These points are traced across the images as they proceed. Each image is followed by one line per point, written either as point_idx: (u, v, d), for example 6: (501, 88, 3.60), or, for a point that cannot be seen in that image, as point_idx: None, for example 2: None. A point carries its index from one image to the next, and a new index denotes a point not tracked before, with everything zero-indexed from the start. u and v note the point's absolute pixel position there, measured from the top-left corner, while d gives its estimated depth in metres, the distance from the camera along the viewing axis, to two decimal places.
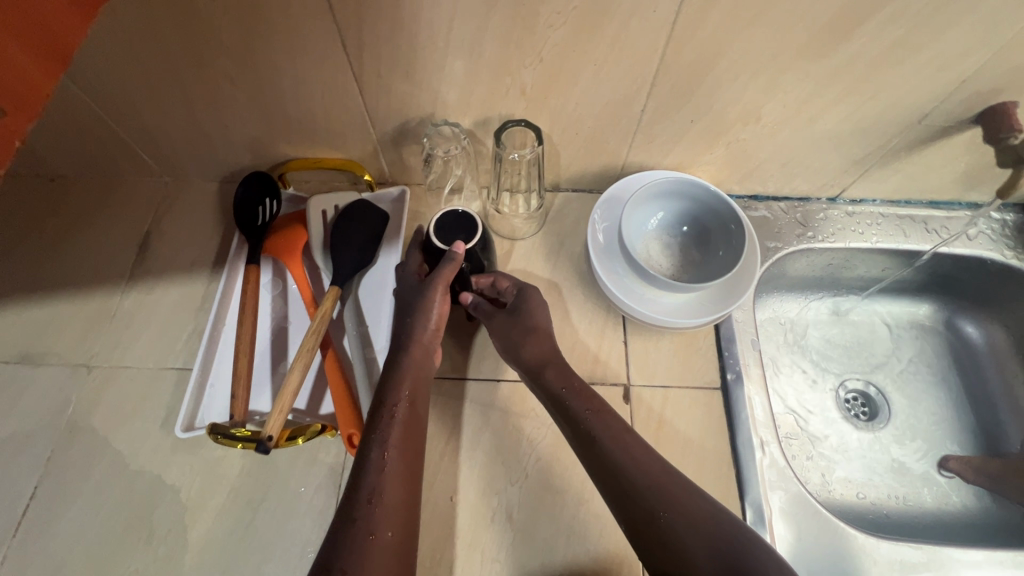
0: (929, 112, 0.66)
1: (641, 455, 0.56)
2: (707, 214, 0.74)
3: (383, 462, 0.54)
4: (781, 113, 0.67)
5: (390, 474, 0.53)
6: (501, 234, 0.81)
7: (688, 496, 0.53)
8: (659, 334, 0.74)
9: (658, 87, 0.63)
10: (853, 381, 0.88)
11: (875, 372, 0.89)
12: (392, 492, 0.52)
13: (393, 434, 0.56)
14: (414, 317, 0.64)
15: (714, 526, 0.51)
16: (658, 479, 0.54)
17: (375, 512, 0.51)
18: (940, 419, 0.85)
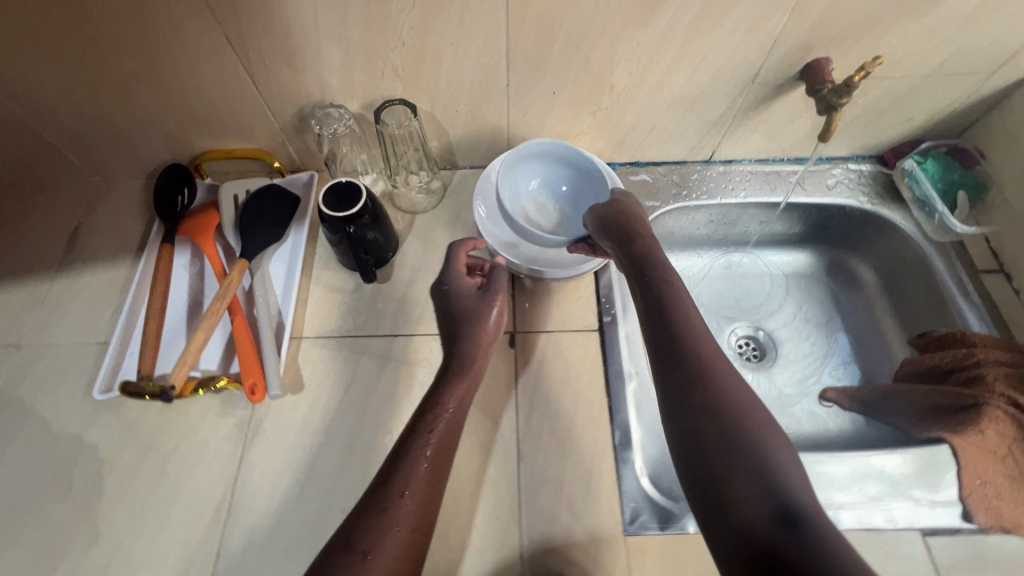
0: (758, 72, 0.75)
1: (726, 391, 0.50)
2: (575, 171, 0.86)
3: (426, 450, 0.57)
4: (629, 81, 0.76)
5: (427, 468, 0.56)
6: (402, 209, 0.89)
7: (773, 444, 0.46)
8: (544, 287, 0.81)
9: (512, 62, 0.72)
10: (745, 328, 0.96)
11: (766, 318, 0.96)
12: (425, 473, 0.56)
13: (441, 424, 0.61)
14: (472, 321, 0.70)
15: (777, 477, 0.44)
16: (743, 416, 0.48)
17: (405, 497, 0.53)
18: (822, 356, 0.92)
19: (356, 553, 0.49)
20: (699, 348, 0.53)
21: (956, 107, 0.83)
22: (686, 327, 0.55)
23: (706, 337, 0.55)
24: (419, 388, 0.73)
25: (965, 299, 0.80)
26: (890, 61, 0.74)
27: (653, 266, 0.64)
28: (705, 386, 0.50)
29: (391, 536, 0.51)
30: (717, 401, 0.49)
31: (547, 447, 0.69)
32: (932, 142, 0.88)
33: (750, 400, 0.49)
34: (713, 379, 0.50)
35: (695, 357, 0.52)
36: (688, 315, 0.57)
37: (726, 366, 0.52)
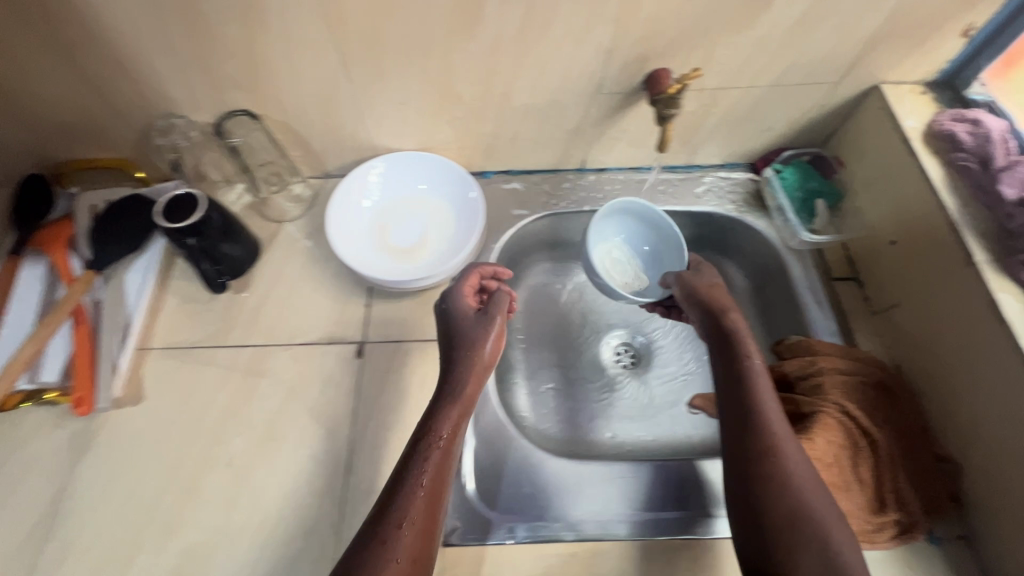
0: (601, 82, 0.75)
1: (794, 473, 0.59)
2: (443, 182, 0.87)
3: (423, 481, 0.57)
4: (474, 91, 0.76)
5: (421, 502, 0.56)
6: (270, 218, 0.88)
7: (811, 502, 0.57)
8: (400, 298, 0.81)
9: (350, 73, 0.72)
10: (625, 335, 0.96)
11: (645, 326, 0.97)
12: (423, 503, 0.56)
13: (445, 444, 0.61)
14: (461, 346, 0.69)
15: (836, 550, 0.54)
16: (795, 498, 0.57)
17: (409, 533, 0.54)
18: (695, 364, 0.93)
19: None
20: (768, 429, 0.62)
21: (814, 117, 0.84)
22: (756, 409, 0.63)
23: (777, 419, 0.63)
24: (259, 399, 0.73)
25: (815, 307, 0.80)
26: (731, 71, 0.74)
27: (736, 340, 0.71)
28: (773, 464, 0.59)
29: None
30: (776, 482, 0.58)
31: (377, 459, 0.69)
32: (795, 150, 0.88)
33: (812, 480, 0.59)
34: (775, 460, 0.59)
35: (769, 439, 0.61)
36: (751, 398, 0.65)
37: (793, 444, 0.61)
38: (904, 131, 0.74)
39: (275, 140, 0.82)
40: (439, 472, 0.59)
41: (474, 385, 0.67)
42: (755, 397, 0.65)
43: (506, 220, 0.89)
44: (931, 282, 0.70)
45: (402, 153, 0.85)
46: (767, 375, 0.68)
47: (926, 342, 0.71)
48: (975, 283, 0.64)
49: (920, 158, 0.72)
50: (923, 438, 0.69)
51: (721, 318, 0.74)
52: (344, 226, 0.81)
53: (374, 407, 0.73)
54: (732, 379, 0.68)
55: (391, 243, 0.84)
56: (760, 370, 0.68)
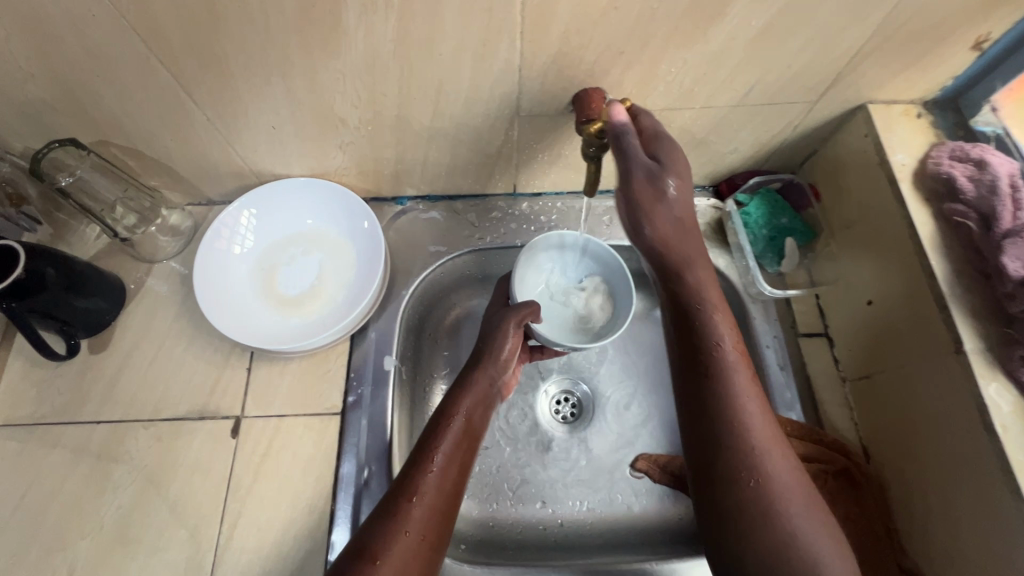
0: (518, 103, 0.60)
1: (780, 497, 0.47)
2: (342, 213, 0.73)
3: (430, 483, 0.54)
4: (360, 114, 0.61)
5: (432, 502, 0.54)
6: (141, 257, 0.74)
7: (805, 540, 0.45)
8: (287, 360, 0.69)
9: (194, 93, 0.57)
10: (567, 380, 0.81)
11: (590, 369, 0.81)
12: (431, 506, 0.53)
13: (445, 446, 0.58)
14: (488, 347, 0.65)
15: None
16: (783, 536, 0.45)
17: (410, 537, 0.51)
18: (646, 417, 0.78)
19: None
20: (741, 440, 0.49)
21: (788, 139, 0.69)
22: (730, 417, 0.50)
23: (756, 425, 0.50)
24: (112, 490, 0.62)
25: (778, 372, 0.68)
26: (679, 90, 0.59)
27: (696, 317, 0.55)
28: (753, 492, 0.47)
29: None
30: (773, 516, 0.46)
31: (244, 569, 0.59)
32: (765, 176, 0.74)
33: (801, 501, 0.47)
34: (757, 485, 0.47)
35: (746, 458, 0.48)
36: (724, 401, 0.51)
37: (777, 455, 0.49)
38: (890, 169, 0.60)
39: (114, 170, 0.67)
40: (452, 470, 0.56)
41: (491, 380, 0.64)
42: (731, 400, 0.51)
43: (420, 259, 0.75)
44: (905, 363, 0.58)
45: (276, 182, 0.71)
46: (741, 366, 0.53)
47: (896, 431, 0.60)
48: (961, 379, 0.52)
49: (907, 207, 0.58)
50: (886, 545, 0.58)
51: (683, 287, 0.56)
52: (214, 277, 0.68)
53: (247, 500, 0.62)
54: (698, 373, 0.53)
55: (278, 292, 0.71)
56: (732, 355, 0.53)
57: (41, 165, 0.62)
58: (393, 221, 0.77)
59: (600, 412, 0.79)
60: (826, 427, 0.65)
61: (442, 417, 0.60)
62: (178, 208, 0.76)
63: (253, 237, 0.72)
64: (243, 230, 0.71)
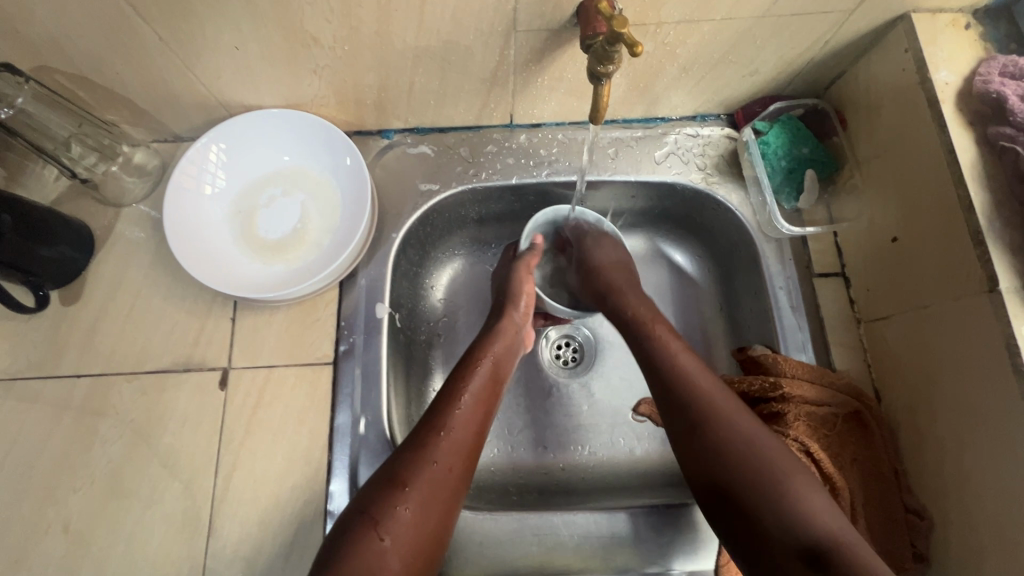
0: (514, 15, 0.52)
1: (733, 426, 0.50)
2: (323, 147, 0.66)
3: (458, 418, 0.53)
4: (334, 31, 0.53)
5: (460, 437, 0.52)
6: (105, 202, 0.68)
7: (739, 425, 0.50)
8: (273, 309, 0.65)
9: (140, 8, 0.49)
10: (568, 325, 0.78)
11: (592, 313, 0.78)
12: (459, 440, 0.52)
13: (474, 385, 0.56)
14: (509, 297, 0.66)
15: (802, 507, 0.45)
16: (743, 456, 0.48)
17: (439, 467, 0.49)
18: None
19: (370, 523, 0.45)
20: (679, 376, 0.55)
21: (816, 57, 0.62)
22: (686, 389, 0.53)
23: (699, 378, 0.54)
24: (100, 445, 0.60)
25: (789, 314, 0.65)
26: None
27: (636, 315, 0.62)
28: (710, 434, 0.50)
29: (403, 510, 0.46)
30: (727, 445, 0.49)
31: (243, 520, 0.58)
32: (787, 101, 0.68)
33: (754, 429, 0.50)
34: (712, 424, 0.50)
35: (700, 410, 0.52)
36: (672, 369, 0.55)
37: (725, 395, 0.53)
38: (931, 89, 0.54)
39: (63, 102, 0.60)
40: (480, 408, 0.55)
41: (515, 327, 0.64)
42: (677, 367, 0.55)
43: (410, 198, 0.70)
44: (929, 304, 0.55)
45: (249, 114, 0.64)
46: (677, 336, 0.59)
47: (912, 372, 0.57)
48: (990, 320, 0.49)
49: (948, 132, 0.53)
50: (892, 486, 0.57)
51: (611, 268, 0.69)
52: (188, 221, 0.63)
53: (241, 453, 0.60)
54: (660, 380, 0.56)
55: (259, 236, 0.65)
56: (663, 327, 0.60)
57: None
58: (379, 157, 0.71)
59: (602, 357, 0.76)
60: (837, 369, 0.63)
61: (470, 358, 0.59)
62: (142, 144, 0.70)
63: (225, 176, 0.66)
64: (213, 168, 0.65)
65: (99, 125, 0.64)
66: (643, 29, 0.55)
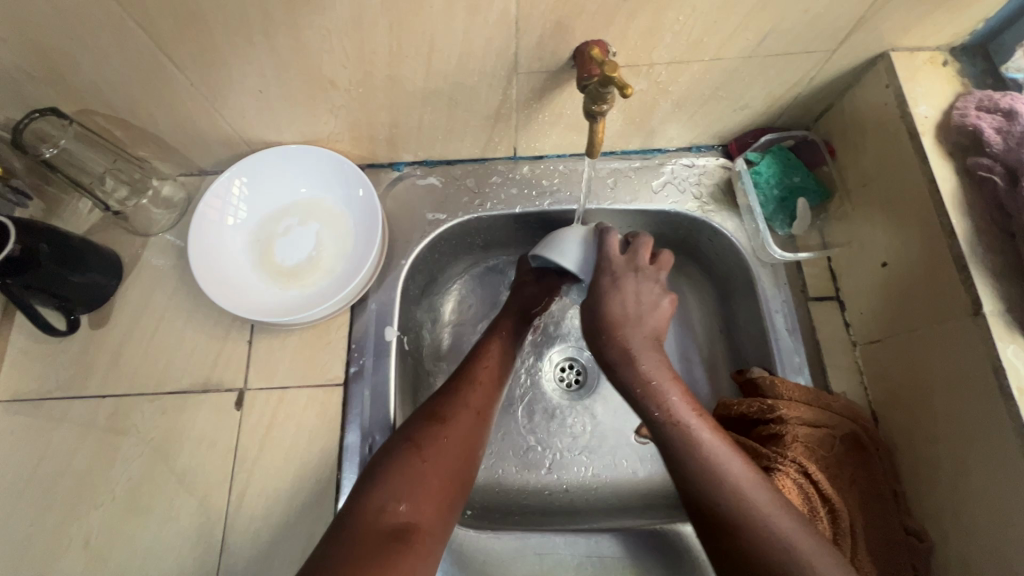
0: (515, 59, 0.56)
1: (776, 533, 0.46)
2: (337, 180, 0.71)
3: (472, 388, 0.60)
4: (350, 75, 0.58)
5: (473, 402, 0.58)
6: (133, 232, 0.72)
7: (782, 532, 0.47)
8: (287, 332, 0.68)
9: (175, 57, 0.54)
10: (571, 348, 0.80)
11: None
12: (471, 407, 0.58)
13: (486, 360, 0.63)
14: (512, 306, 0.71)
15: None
16: (792, 568, 0.45)
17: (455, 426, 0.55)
18: None
19: (395, 469, 0.50)
20: (717, 475, 0.50)
21: (802, 92, 0.65)
22: (721, 489, 0.49)
23: (733, 473, 0.50)
24: (121, 462, 0.63)
25: (785, 337, 0.67)
26: (687, 41, 0.55)
27: (652, 386, 0.56)
28: (751, 539, 0.47)
29: (425, 460, 0.52)
30: (760, 530, 0.47)
31: (254, 537, 0.60)
32: (778, 133, 0.71)
33: (801, 536, 0.46)
34: (754, 532, 0.47)
35: (740, 516, 0.48)
36: (699, 465, 0.51)
37: (763, 491, 0.49)
38: (912, 122, 0.57)
39: (100, 141, 0.65)
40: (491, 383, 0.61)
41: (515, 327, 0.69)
42: (708, 461, 0.51)
43: (418, 226, 0.73)
44: (918, 327, 0.57)
45: (269, 150, 0.68)
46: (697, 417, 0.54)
47: (907, 395, 0.59)
48: (976, 342, 0.50)
49: (928, 162, 0.55)
50: (892, 507, 0.58)
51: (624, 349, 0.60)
52: (212, 250, 0.67)
53: (254, 471, 0.62)
54: (687, 478, 0.51)
55: (276, 264, 0.69)
56: (683, 408, 0.55)
57: (23, 135, 0.60)
58: (390, 188, 0.75)
59: (603, 379, 0.78)
60: (833, 391, 0.64)
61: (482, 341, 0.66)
62: (170, 179, 0.75)
63: (246, 208, 0.70)
64: (234, 201, 0.69)
65: (130, 160, 0.69)
66: (636, 69, 0.59)
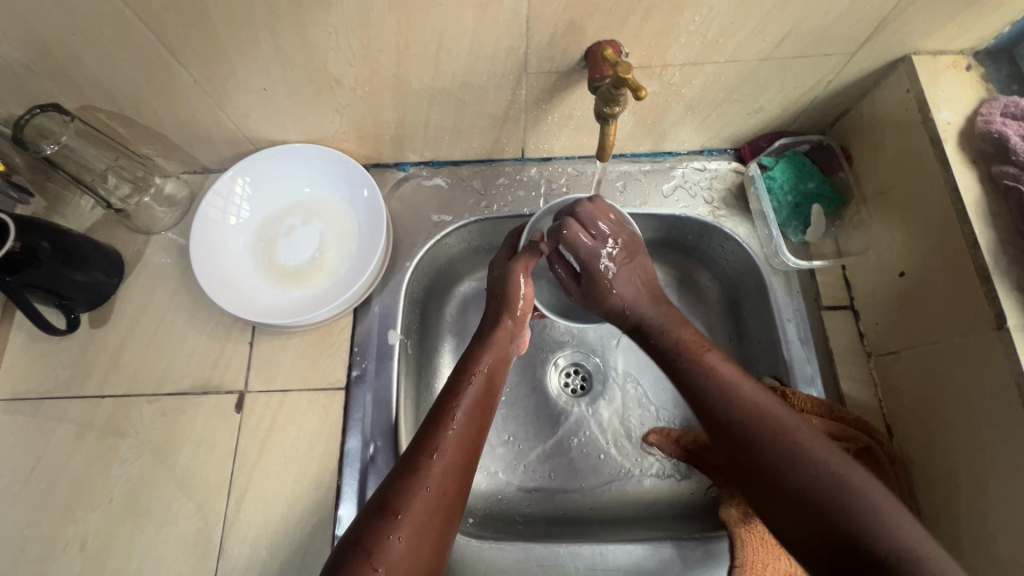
0: (525, 59, 0.55)
1: (793, 436, 0.48)
2: (343, 180, 0.70)
3: (451, 440, 0.53)
4: (356, 74, 0.57)
5: (452, 459, 0.52)
6: (135, 229, 0.71)
7: (798, 434, 0.49)
8: (289, 334, 0.67)
9: (179, 54, 0.53)
10: (577, 353, 0.78)
11: (601, 343, 0.78)
12: (452, 460, 0.52)
13: (466, 403, 0.56)
14: (504, 304, 0.64)
15: (883, 517, 0.43)
16: (809, 465, 0.47)
17: (431, 493, 0.49)
18: (658, 391, 0.76)
19: (363, 554, 0.44)
20: (727, 392, 0.53)
21: (819, 96, 0.63)
22: (730, 401, 0.52)
23: (744, 388, 0.53)
24: (120, 463, 0.62)
25: (798, 347, 0.65)
26: (703, 42, 0.54)
27: (664, 332, 0.60)
28: (766, 440, 0.49)
29: (396, 539, 0.46)
30: (778, 438, 0.49)
31: (253, 543, 0.59)
32: (792, 137, 0.69)
33: (819, 442, 0.48)
34: (770, 433, 0.49)
35: (757, 423, 0.50)
36: (714, 379, 0.54)
37: (775, 403, 0.52)
38: (934, 129, 0.55)
39: (102, 138, 0.64)
40: (471, 428, 0.55)
41: (506, 335, 0.63)
42: (725, 386, 0.53)
43: (424, 228, 0.72)
44: (937, 339, 0.55)
45: (273, 148, 0.67)
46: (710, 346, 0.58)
47: (925, 410, 0.57)
48: (999, 357, 0.49)
49: (951, 170, 0.54)
50: None
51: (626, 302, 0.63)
52: (214, 249, 0.66)
53: (254, 475, 0.61)
54: (704, 391, 0.54)
55: (279, 264, 0.68)
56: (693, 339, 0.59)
57: (24, 131, 0.59)
58: (396, 189, 0.74)
59: (609, 385, 0.76)
60: (847, 403, 0.62)
61: (461, 376, 0.59)
62: (173, 176, 0.74)
63: (250, 207, 0.69)
64: (237, 199, 0.68)
65: (131, 157, 0.68)
66: (649, 71, 0.57)
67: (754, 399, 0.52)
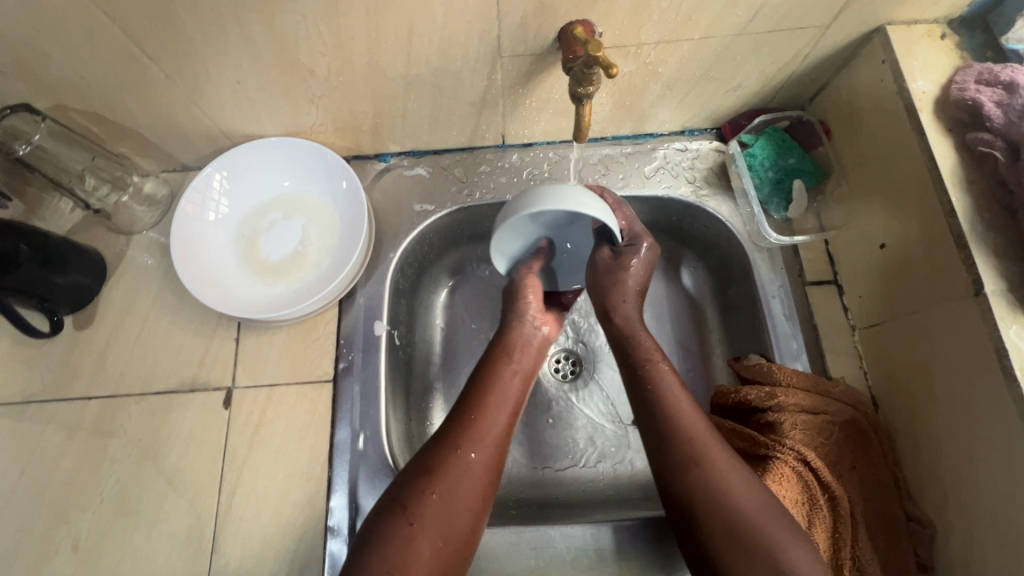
0: (498, 42, 0.55)
1: (718, 476, 0.48)
2: (323, 173, 0.69)
3: (488, 405, 0.55)
4: (329, 63, 0.56)
5: (490, 425, 0.54)
6: (115, 230, 0.71)
7: (730, 478, 0.48)
8: (274, 329, 0.67)
9: (148, 50, 0.53)
10: (565, 339, 0.78)
11: (589, 328, 0.79)
12: (488, 427, 0.54)
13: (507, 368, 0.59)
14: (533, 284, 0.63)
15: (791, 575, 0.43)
16: (733, 512, 0.46)
17: (468, 455, 0.51)
18: None
19: (399, 507, 0.47)
20: (667, 415, 0.52)
21: (797, 70, 0.63)
22: (673, 427, 0.52)
23: (747, 505, 0.47)
24: (109, 463, 0.62)
25: (783, 322, 0.65)
26: (676, 19, 0.53)
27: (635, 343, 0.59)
28: (698, 479, 0.48)
29: (431, 495, 0.48)
30: (711, 472, 0.49)
31: (246, 537, 0.59)
32: (772, 114, 0.69)
33: (753, 495, 0.48)
34: (705, 475, 0.49)
35: (692, 453, 0.50)
36: (663, 408, 0.53)
37: (718, 445, 0.51)
38: (909, 98, 0.55)
39: (76, 137, 0.64)
40: (512, 396, 0.57)
41: (537, 315, 0.64)
42: (670, 413, 0.53)
43: (406, 218, 0.72)
44: (919, 310, 0.55)
45: (251, 143, 0.67)
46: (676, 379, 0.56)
47: (912, 380, 0.57)
48: (978, 323, 0.49)
49: (927, 139, 0.54)
50: (894, 493, 0.57)
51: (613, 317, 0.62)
52: (193, 246, 0.66)
53: (244, 469, 0.61)
54: (649, 420, 0.53)
55: (261, 259, 0.68)
56: (679, 394, 0.54)
57: None
58: (377, 180, 0.74)
59: (598, 369, 0.76)
60: (832, 376, 0.63)
61: (498, 348, 0.61)
62: (152, 175, 0.73)
63: (229, 203, 0.69)
64: (217, 195, 0.68)
65: (107, 156, 0.68)
66: (624, 50, 0.57)
67: (699, 436, 0.51)
